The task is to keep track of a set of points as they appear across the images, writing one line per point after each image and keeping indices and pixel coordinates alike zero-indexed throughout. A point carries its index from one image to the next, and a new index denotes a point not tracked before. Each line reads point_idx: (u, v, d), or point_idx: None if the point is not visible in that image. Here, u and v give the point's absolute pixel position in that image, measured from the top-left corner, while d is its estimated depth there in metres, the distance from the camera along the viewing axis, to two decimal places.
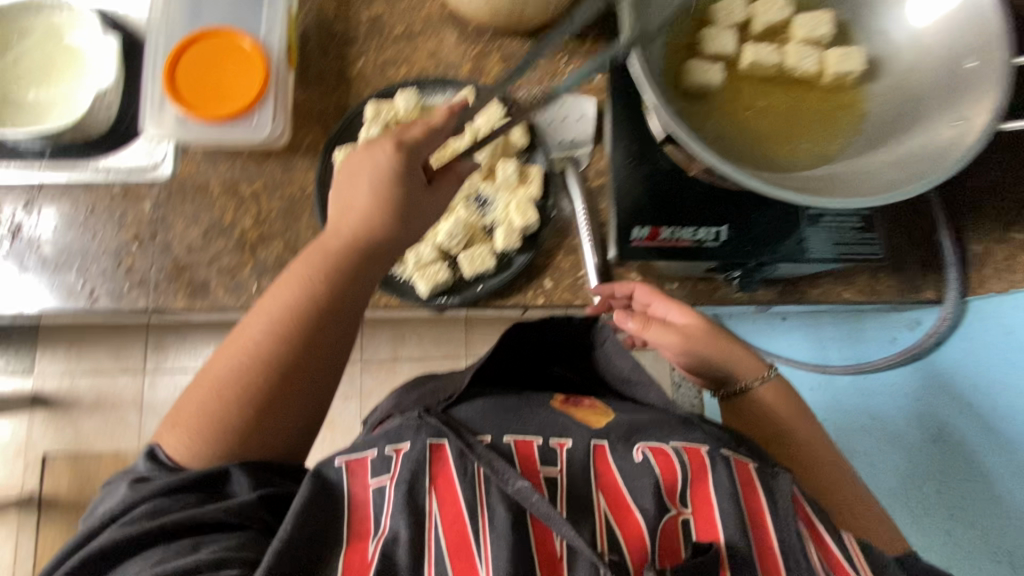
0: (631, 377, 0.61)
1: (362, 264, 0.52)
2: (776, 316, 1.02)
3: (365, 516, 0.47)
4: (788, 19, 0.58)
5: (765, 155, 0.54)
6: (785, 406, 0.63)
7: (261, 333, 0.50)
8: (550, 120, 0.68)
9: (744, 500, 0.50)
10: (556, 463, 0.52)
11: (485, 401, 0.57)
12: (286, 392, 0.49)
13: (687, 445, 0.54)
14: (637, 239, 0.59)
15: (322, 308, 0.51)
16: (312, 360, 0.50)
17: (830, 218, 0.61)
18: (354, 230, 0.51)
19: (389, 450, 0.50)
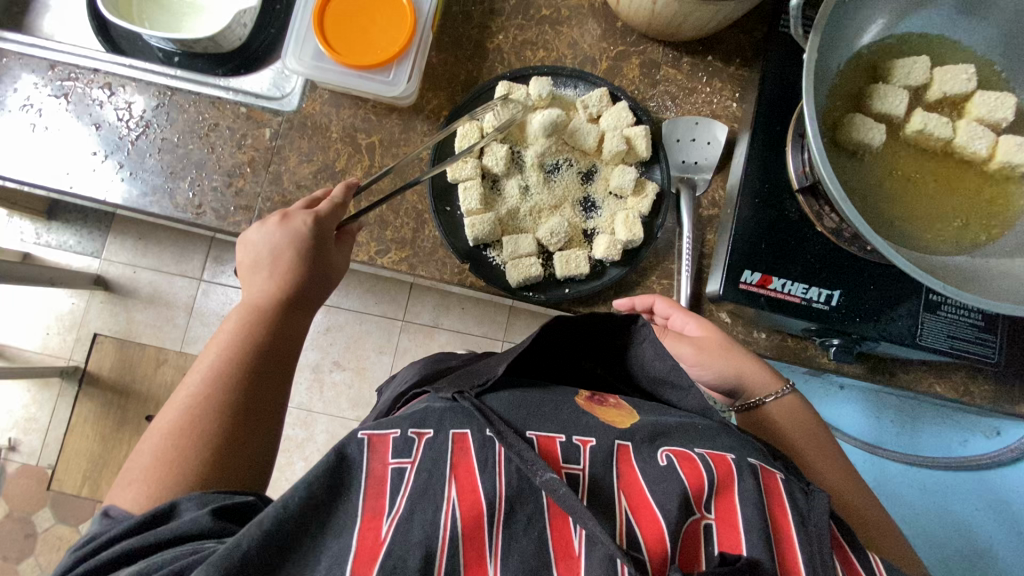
0: (667, 380, 0.55)
1: (314, 275, 0.55)
2: (833, 383, 0.89)
3: (381, 492, 0.43)
4: (969, 92, 0.53)
5: (904, 230, 0.51)
6: (800, 429, 0.60)
7: (216, 356, 0.50)
8: (677, 138, 0.67)
9: (770, 513, 0.45)
10: (578, 461, 0.47)
11: (511, 394, 0.51)
12: (249, 406, 0.49)
13: (712, 452, 0.49)
14: (746, 283, 0.57)
15: (276, 317, 0.53)
16: (263, 369, 0.51)
17: (950, 308, 0.57)
18: (298, 260, 0.54)
19: (412, 432, 0.46)
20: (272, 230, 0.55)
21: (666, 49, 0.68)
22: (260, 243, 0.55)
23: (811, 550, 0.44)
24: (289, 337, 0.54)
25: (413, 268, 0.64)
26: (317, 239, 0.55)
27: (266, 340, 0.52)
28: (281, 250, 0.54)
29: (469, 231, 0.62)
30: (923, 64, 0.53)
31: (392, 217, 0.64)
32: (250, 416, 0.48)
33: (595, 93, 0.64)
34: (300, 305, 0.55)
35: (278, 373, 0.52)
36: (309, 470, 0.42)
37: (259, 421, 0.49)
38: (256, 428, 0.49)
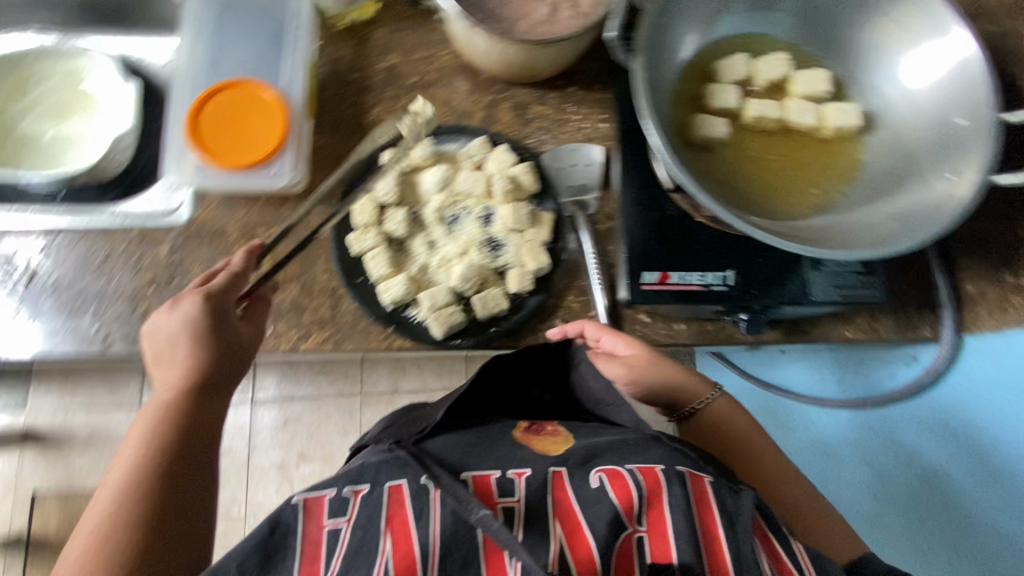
0: (604, 399, 0.59)
1: (220, 352, 0.53)
2: (776, 350, 0.99)
3: (316, 555, 0.45)
4: (789, 75, 0.61)
5: (769, 206, 0.57)
6: (733, 422, 0.66)
7: (133, 454, 0.48)
8: (560, 165, 0.71)
9: (700, 518, 0.48)
10: (514, 494, 0.48)
11: (451, 438, 0.53)
12: (172, 501, 0.47)
13: (642, 465, 0.50)
14: (647, 283, 0.61)
15: (189, 402, 0.51)
16: (183, 459, 0.49)
17: (831, 262, 0.63)
18: (199, 340, 0.53)
19: (348, 491, 0.48)
20: (174, 317, 0.53)
21: (531, 90, 0.74)
22: (160, 333, 0.53)
23: (738, 548, 0.46)
24: (209, 419, 0.52)
25: (338, 345, 0.64)
26: (216, 313, 0.54)
27: (183, 429, 0.50)
28: (180, 338, 0.52)
29: (384, 296, 0.63)
30: (743, 60, 0.60)
31: (307, 301, 0.65)
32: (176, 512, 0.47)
33: (474, 143, 0.69)
34: (218, 386, 0.53)
35: (202, 459, 0.50)
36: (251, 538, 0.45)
37: (186, 515, 0.47)
38: (183, 521, 0.47)
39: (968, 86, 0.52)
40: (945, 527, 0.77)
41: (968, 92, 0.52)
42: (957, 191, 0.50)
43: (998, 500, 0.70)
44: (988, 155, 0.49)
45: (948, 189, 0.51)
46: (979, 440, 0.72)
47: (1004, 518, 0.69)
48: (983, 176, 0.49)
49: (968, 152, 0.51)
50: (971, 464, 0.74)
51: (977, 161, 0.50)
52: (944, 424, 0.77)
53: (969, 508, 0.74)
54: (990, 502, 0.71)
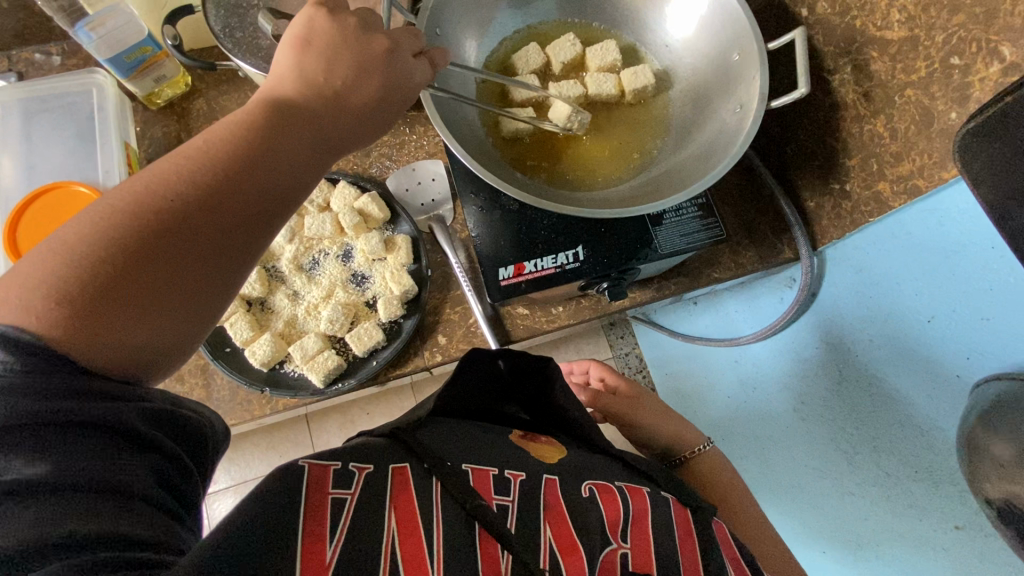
0: (578, 420, 0.67)
1: (314, 124, 0.39)
2: (689, 299, 1.01)
3: (319, 521, 0.40)
4: (581, 53, 0.63)
5: (588, 179, 0.59)
6: (717, 472, 0.80)
7: (214, 192, 0.35)
8: (407, 187, 0.72)
9: (679, 539, 0.57)
10: (508, 493, 0.51)
11: (450, 428, 0.58)
12: (166, 263, 0.33)
13: (629, 486, 0.61)
14: (504, 279, 0.62)
15: (248, 156, 0.36)
16: (205, 228, 0.34)
17: (672, 214, 0.66)
18: (337, 85, 0.41)
19: (353, 467, 0.46)
20: (374, 92, 0.42)
21: None
22: (307, 30, 0.41)
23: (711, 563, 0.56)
24: (277, 175, 0.37)
25: (221, 422, 0.63)
26: (365, 63, 0.42)
27: (225, 175, 0.35)
28: (314, 27, 0.41)
29: (253, 359, 0.62)
30: (534, 51, 0.62)
31: (180, 386, 0.64)
32: (143, 315, 0.32)
33: (313, 186, 0.69)
34: (397, 105, 0.44)
35: (248, 221, 0.36)
36: (244, 498, 0.40)
37: (207, 271, 0.35)
38: (205, 277, 0.34)
39: (729, 23, 0.55)
40: (863, 428, 0.77)
41: (731, 28, 0.55)
42: (744, 120, 0.53)
43: (907, 383, 0.70)
44: (761, 81, 0.52)
45: (737, 119, 0.53)
46: (863, 334, 0.75)
47: (916, 400, 0.70)
48: (760, 101, 0.51)
49: (747, 82, 0.54)
50: (869, 360, 0.75)
51: (755, 88, 0.52)
52: (833, 331, 0.80)
53: (882, 405, 0.74)
54: (900, 388, 0.71)
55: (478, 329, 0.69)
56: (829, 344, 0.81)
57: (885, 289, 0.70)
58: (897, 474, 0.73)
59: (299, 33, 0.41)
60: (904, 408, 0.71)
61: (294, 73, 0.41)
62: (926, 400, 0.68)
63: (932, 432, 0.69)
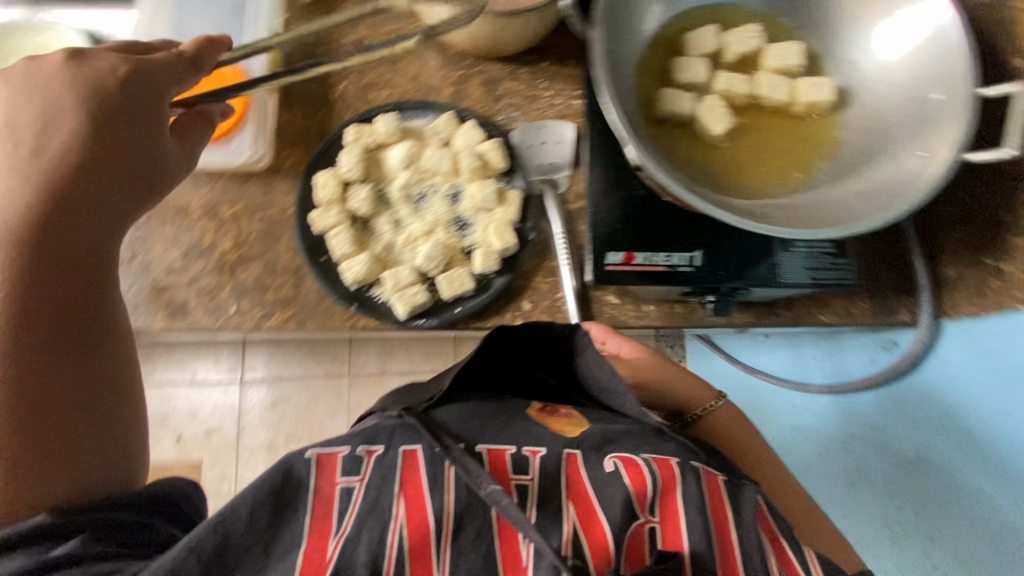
0: (608, 386, 0.61)
1: (111, 201, 0.45)
2: (759, 333, 0.96)
3: (328, 512, 0.46)
4: (759, 48, 0.59)
5: (733, 182, 0.55)
6: (734, 426, 0.73)
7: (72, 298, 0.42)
8: (530, 143, 0.69)
9: (712, 514, 0.53)
10: (528, 472, 0.54)
11: (466, 407, 0.58)
12: (37, 365, 0.40)
13: (657, 456, 0.56)
14: (611, 264, 0.59)
15: (79, 275, 0.43)
16: (64, 349, 0.41)
17: (803, 243, 0.62)
18: (92, 150, 0.43)
19: (361, 451, 0.49)
20: (131, 149, 0.45)
21: (502, 64, 0.72)
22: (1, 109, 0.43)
23: (746, 543, 0.53)
24: (79, 238, 0.43)
25: (301, 325, 0.64)
26: (112, 114, 0.44)
27: (14, 262, 0.40)
28: (18, 112, 0.43)
29: (347, 274, 0.63)
30: (711, 33, 0.57)
31: (271, 279, 0.64)
32: (40, 420, 0.39)
33: (440, 119, 0.67)
34: (150, 173, 0.47)
35: (82, 283, 0.43)
36: (243, 490, 0.45)
37: (86, 345, 0.42)
38: (66, 373, 0.41)
39: (944, 55, 0.50)
40: (925, 513, 0.74)
41: (944, 63, 0.50)
42: (929, 166, 0.48)
43: (995, 488, 0.66)
44: (964, 129, 0.47)
45: (919, 164, 0.49)
46: (962, 422, 0.70)
47: (1000, 509, 0.65)
48: (957, 151, 0.46)
49: (944, 127, 0.49)
50: (958, 449, 0.71)
51: (953, 136, 0.47)
52: (925, 408, 0.75)
53: (953, 497, 0.71)
54: (983, 491, 0.67)
55: (565, 304, 0.66)
56: (915, 419, 0.76)
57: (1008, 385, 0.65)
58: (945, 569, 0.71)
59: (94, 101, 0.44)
60: (982, 510, 0.67)
61: (85, 134, 0.43)
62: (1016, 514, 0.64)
63: (1002, 542, 0.65)
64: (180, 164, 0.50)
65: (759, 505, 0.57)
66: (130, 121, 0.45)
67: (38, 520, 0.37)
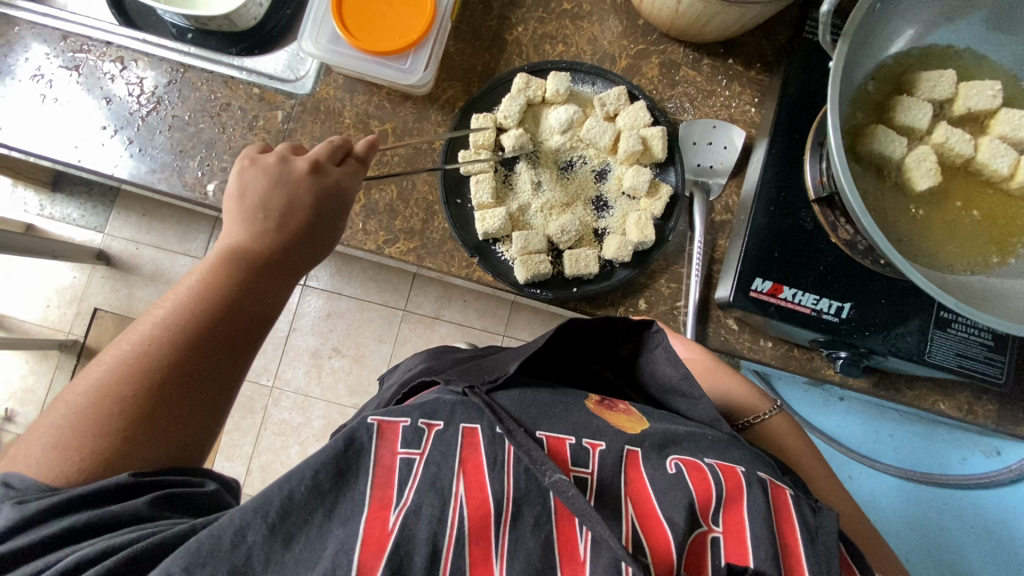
0: (679, 388, 0.55)
1: (255, 261, 0.48)
2: (836, 394, 0.90)
3: (389, 482, 0.43)
4: (993, 109, 0.53)
5: (918, 245, 0.51)
6: (790, 435, 0.62)
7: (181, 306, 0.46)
8: (694, 139, 0.66)
9: (779, 528, 0.46)
10: (587, 465, 0.47)
11: (522, 391, 0.52)
12: (184, 389, 0.44)
13: (722, 462, 0.49)
14: (756, 291, 0.56)
15: (218, 281, 0.47)
16: (193, 366, 0.45)
17: (960, 326, 0.57)
18: (282, 211, 0.50)
19: (422, 422, 0.47)
20: (281, 210, 0.50)
21: (686, 49, 0.67)
22: (248, 185, 0.50)
23: (818, 569, 0.44)
24: (257, 305, 0.48)
25: (420, 260, 0.63)
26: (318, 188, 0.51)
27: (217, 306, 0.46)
28: (265, 193, 0.50)
29: (480, 225, 0.61)
30: (949, 78, 0.52)
31: (402, 207, 0.64)
32: (165, 426, 0.43)
33: (612, 91, 0.63)
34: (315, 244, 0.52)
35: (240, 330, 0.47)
36: (312, 455, 0.43)
37: (219, 388, 0.46)
38: (198, 401, 0.45)
39: None
40: None
41: None
42: None
43: None
44: None
45: None
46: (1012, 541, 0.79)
47: None
48: None
49: None
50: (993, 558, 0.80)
51: None
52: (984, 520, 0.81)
53: None
54: None
55: (681, 315, 0.64)
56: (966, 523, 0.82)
57: None
58: None
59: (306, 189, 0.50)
60: None
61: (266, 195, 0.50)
62: None
63: None
64: (328, 237, 0.53)
65: (840, 548, 0.46)
66: (327, 195, 0.51)
67: (117, 479, 0.40)
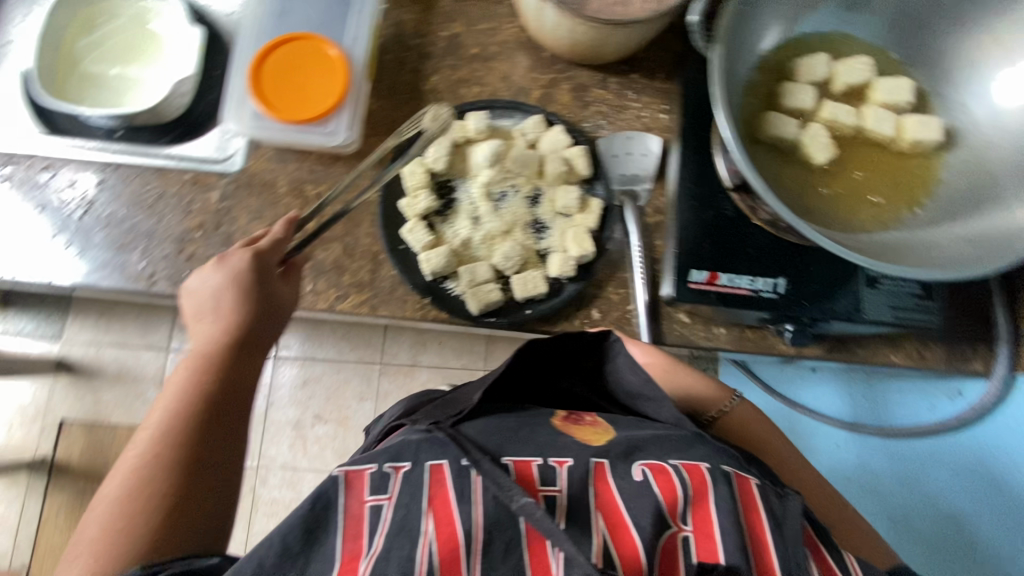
0: (643, 393, 0.57)
1: (226, 347, 0.53)
2: (807, 367, 0.98)
3: (359, 532, 0.43)
4: (869, 82, 0.58)
5: (831, 214, 0.55)
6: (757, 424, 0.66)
7: (168, 403, 0.50)
8: (614, 152, 0.69)
9: (746, 522, 0.48)
10: (555, 483, 0.48)
11: (487, 422, 0.53)
12: (194, 484, 0.47)
13: (686, 462, 0.50)
14: (695, 282, 0.59)
15: (198, 371, 0.51)
16: (196, 449, 0.48)
17: (888, 281, 0.61)
18: (237, 296, 0.54)
19: (389, 467, 0.47)
20: (235, 296, 0.54)
21: (592, 71, 0.72)
22: (203, 287, 0.55)
23: (786, 555, 0.47)
24: (238, 381, 0.53)
25: (374, 309, 0.64)
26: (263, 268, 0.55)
27: (199, 406, 0.50)
28: (223, 290, 0.54)
29: (425, 265, 0.63)
30: (823, 61, 0.57)
31: (348, 263, 0.65)
32: (189, 515, 0.46)
33: (529, 122, 0.67)
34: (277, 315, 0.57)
35: (230, 406, 0.52)
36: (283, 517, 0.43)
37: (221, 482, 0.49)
38: (218, 479, 0.48)
39: None
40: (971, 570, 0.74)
41: None
42: None
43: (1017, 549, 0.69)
44: None
45: None
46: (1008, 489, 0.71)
47: None
48: None
49: None
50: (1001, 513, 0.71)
51: None
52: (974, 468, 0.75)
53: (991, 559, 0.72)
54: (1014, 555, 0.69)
55: (635, 317, 0.66)
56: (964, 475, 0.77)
57: None
58: None
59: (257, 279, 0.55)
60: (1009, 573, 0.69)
61: (226, 285, 0.54)
62: None
63: None
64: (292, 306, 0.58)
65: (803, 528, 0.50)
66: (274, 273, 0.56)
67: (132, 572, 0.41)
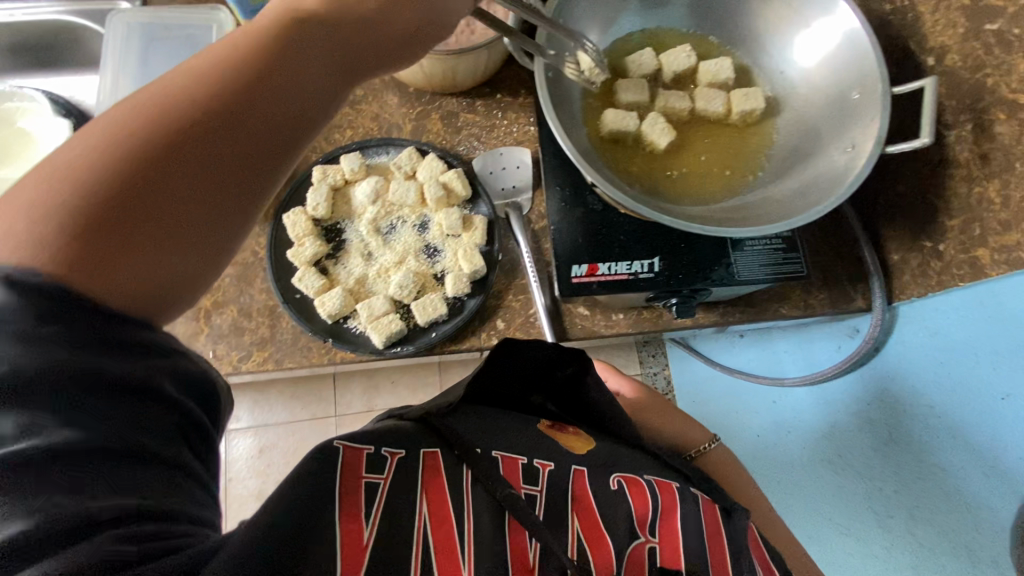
0: (612, 413, 0.58)
1: (255, 51, 0.37)
2: (733, 334, 0.99)
3: (356, 500, 0.38)
4: (694, 66, 0.63)
5: (680, 192, 0.59)
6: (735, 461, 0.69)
7: (159, 104, 0.34)
8: (490, 169, 0.73)
9: (707, 540, 0.51)
10: (537, 483, 0.48)
11: (477, 418, 0.52)
12: (132, 243, 0.31)
13: (659, 479, 0.53)
14: (576, 276, 0.62)
15: (226, 51, 0.36)
16: (154, 221, 0.32)
17: (754, 242, 0.65)
18: (274, 21, 0.38)
19: (384, 451, 0.43)
20: (307, 54, 0.38)
21: (459, 97, 0.76)
22: None
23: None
24: (269, 114, 0.37)
25: (280, 363, 0.65)
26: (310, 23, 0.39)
27: (160, 146, 0.33)
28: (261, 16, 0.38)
29: (321, 309, 0.64)
30: (648, 55, 0.62)
31: (247, 322, 0.66)
32: (140, 241, 0.31)
33: (403, 155, 0.70)
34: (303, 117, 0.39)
35: (244, 159, 0.36)
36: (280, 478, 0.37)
37: (196, 235, 0.34)
38: (196, 220, 0.33)
39: (855, 56, 0.54)
40: (903, 492, 0.77)
41: (856, 67, 0.54)
42: (855, 161, 0.51)
43: (953, 455, 0.70)
44: (880, 123, 0.50)
45: (847, 158, 0.52)
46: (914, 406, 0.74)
47: (966, 476, 0.68)
48: (877, 144, 0.50)
49: (862, 122, 0.52)
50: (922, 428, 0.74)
51: (871, 129, 0.51)
52: (883, 392, 0.79)
53: (929, 474, 0.73)
54: (950, 461, 0.70)
55: (538, 320, 0.69)
56: (879, 404, 0.80)
57: (942, 362, 0.70)
58: (933, 546, 0.73)
59: (297, 13, 0.39)
60: (950, 481, 0.70)
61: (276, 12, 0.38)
62: (976, 479, 0.67)
63: (979, 510, 0.68)
64: (329, 94, 0.40)
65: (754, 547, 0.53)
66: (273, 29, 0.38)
67: None
